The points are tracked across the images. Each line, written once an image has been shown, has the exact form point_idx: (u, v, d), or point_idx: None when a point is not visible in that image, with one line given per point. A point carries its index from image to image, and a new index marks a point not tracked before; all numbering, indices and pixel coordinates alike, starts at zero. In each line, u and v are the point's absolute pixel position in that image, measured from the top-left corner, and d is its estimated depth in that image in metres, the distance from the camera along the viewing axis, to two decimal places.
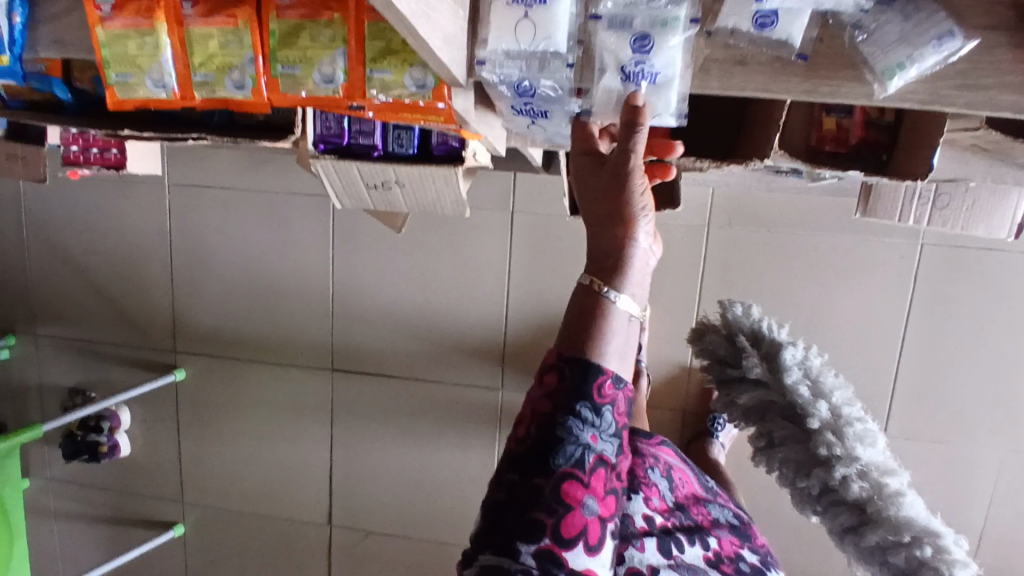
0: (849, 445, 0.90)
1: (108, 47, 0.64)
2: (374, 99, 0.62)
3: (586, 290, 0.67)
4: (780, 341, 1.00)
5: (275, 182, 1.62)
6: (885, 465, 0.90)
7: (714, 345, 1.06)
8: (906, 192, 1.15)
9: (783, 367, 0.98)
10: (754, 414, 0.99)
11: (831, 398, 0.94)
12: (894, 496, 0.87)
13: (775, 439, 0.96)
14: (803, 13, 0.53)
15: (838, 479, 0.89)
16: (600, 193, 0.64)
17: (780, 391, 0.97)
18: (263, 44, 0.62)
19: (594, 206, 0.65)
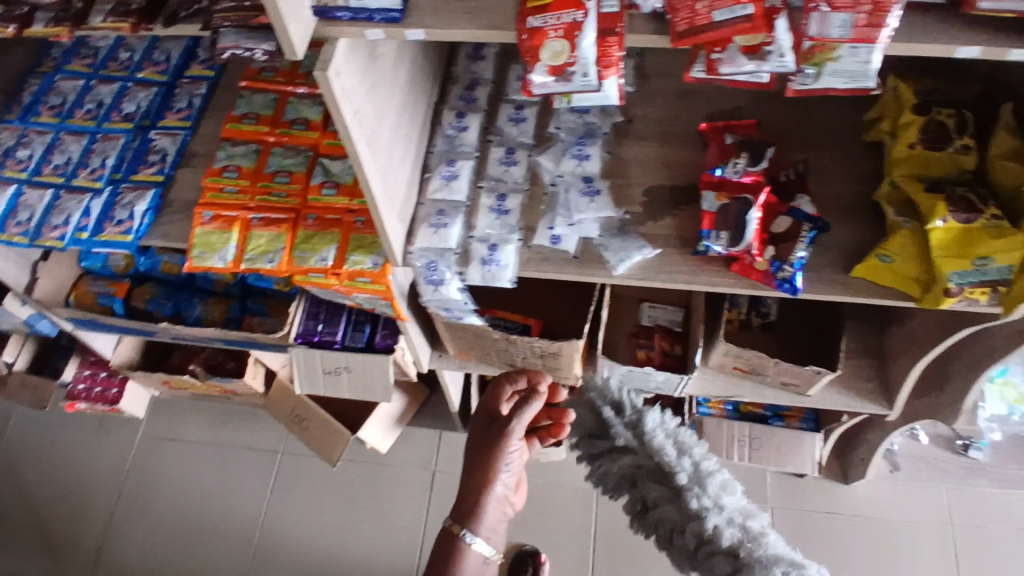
0: (716, 495, 0.67)
1: (199, 237, 1.12)
2: (348, 271, 1.09)
3: (449, 535, 0.99)
4: (641, 405, 0.75)
5: (237, 437, 1.92)
6: (746, 507, 0.69)
7: (580, 421, 0.78)
8: (727, 435, 1.59)
9: (648, 434, 0.72)
10: (618, 483, 0.73)
11: (694, 453, 0.70)
12: (758, 536, 0.65)
13: (647, 505, 0.70)
14: (573, 236, 1.07)
15: (712, 534, 0.65)
16: (488, 440, 1.06)
17: (647, 451, 0.71)
18: (290, 241, 1.11)
19: (485, 446, 1.05)
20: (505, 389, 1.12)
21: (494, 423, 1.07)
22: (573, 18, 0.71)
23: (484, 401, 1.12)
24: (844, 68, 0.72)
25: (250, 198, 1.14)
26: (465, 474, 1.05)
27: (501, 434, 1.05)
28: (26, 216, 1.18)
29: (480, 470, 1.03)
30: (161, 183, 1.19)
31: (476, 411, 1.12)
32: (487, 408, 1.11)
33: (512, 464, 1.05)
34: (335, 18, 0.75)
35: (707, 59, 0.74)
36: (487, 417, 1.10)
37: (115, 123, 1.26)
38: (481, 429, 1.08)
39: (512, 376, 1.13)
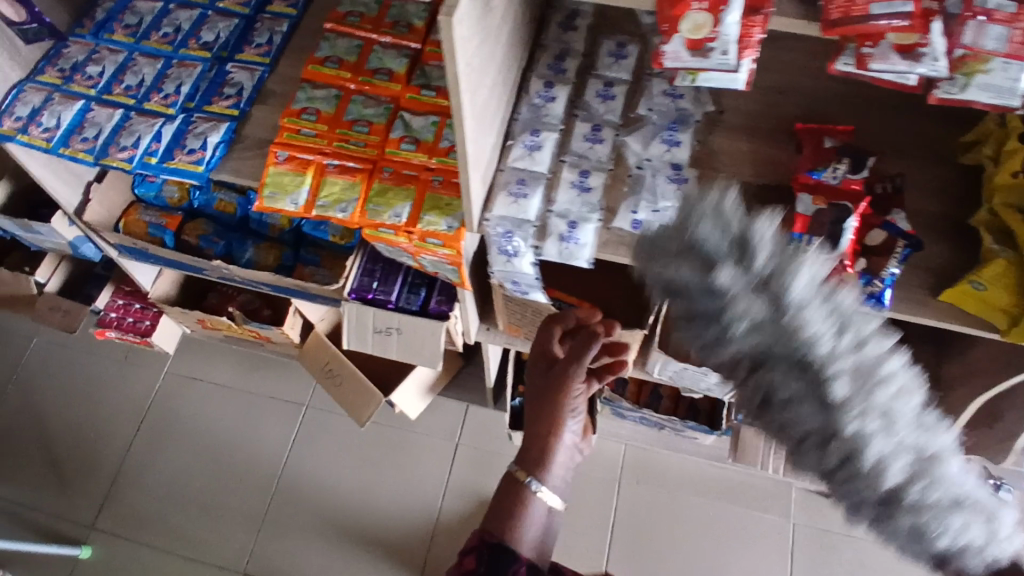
0: (884, 407, 0.52)
1: (272, 177, 1.09)
2: (421, 231, 1.07)
3: (516, 478, 1.03)
4: (761, 247, 0.52)
5: (262, 385, 1.91)
6: (921, 417, 0.53)
7: (665, 273, 0.55)
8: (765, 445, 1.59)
9: (793, 302, 0.52)
10: (739, 372, 0.55)
11: (854, 325, 0.52)
12: (935, 462, 0.52)
13: (781, 408, 0.54)
14: (657, 224, 1.04)
15: (869, 459, 0.52)
16: (546, 388, 1.03)
17: (787, 330, 0.51)
18: (364, 193, 1.08)
19: (546, 394, 1.02)
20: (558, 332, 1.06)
21: (552, 371, 1.03)
22: None
23: (534, 350, 1.08)
24: (994, 83, 0.68)
25: (327, 144, 1.11)
26: (529, 417, 1.05)
27: (559, 384, 1.01)
28: (93, 134, 1.15)
29: (543, 418, 1.02)
30: (236, 117, 1.15)
31: (530, 360, 1.08)
32: (541, 354, 1.06)
33: (575, 408, 1.02)
34: None
35: (856, 53, 0.69)
36: (543, 363, 1.05)
37: (191, 49, 1.22)
38: (538, 377, 1.05)
39: (565, 316, 1.07)
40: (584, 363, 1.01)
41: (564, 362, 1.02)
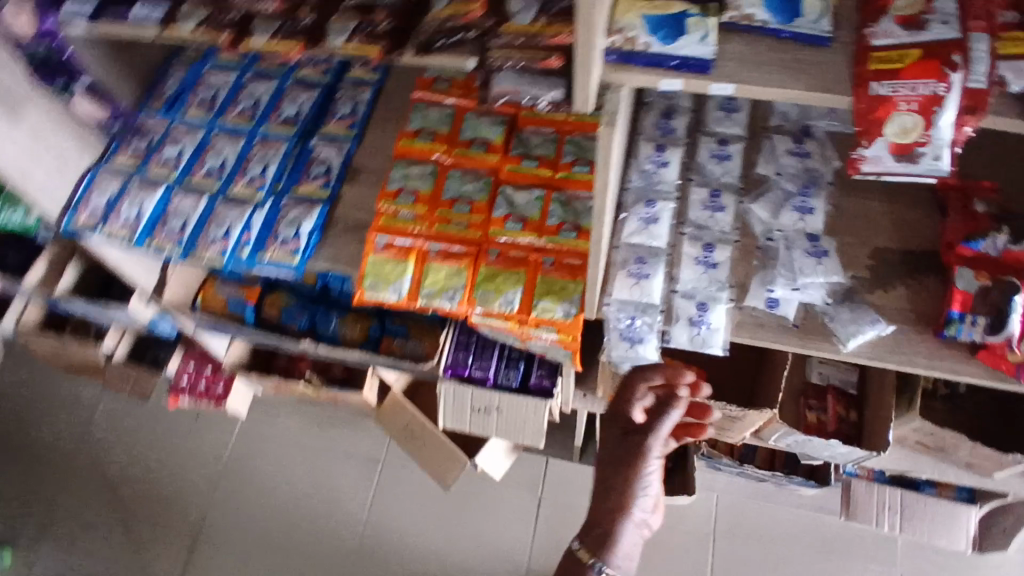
0: None
1: (372, 266, 1.03)
2: (535, 318, 1.00)
3: (576, 555, 0.91)
4: None
5: (336, 441, 1.85)
6: None
7: None
8: (877, 499, 1.47)
9: None
10: None
11: None
12: None
13: None
14: (793, 300, 0.95)
15: None
16: (622, 454, 0.95)
17: None
18: (471, 278, 1.02)
19: (620, 466, 0.94)
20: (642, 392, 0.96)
21: (630, 438, 0.96)
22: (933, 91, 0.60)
23: (610, 410, 0.99)
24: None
25: (427, 226, 1.05)
26: (598, 490, 0.95)
27: (637, 452, 0.94)
28: (180, 224, 1.10)
29: (617, 486, 0.93)
30: (327, 199, 1.10)
31: (606, 420, 1.00)
32: (618, 417, 0.97)
33: (651, 484, 0.94)
34: (629, 60, 0.62)
35: None
36: (620, 427, 0.98)
37: (273, 126, 1.16)
38: (616, 441, 0.97)
39: (651, 372, 0.96)
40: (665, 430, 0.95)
41: (644, 426, 0.95)
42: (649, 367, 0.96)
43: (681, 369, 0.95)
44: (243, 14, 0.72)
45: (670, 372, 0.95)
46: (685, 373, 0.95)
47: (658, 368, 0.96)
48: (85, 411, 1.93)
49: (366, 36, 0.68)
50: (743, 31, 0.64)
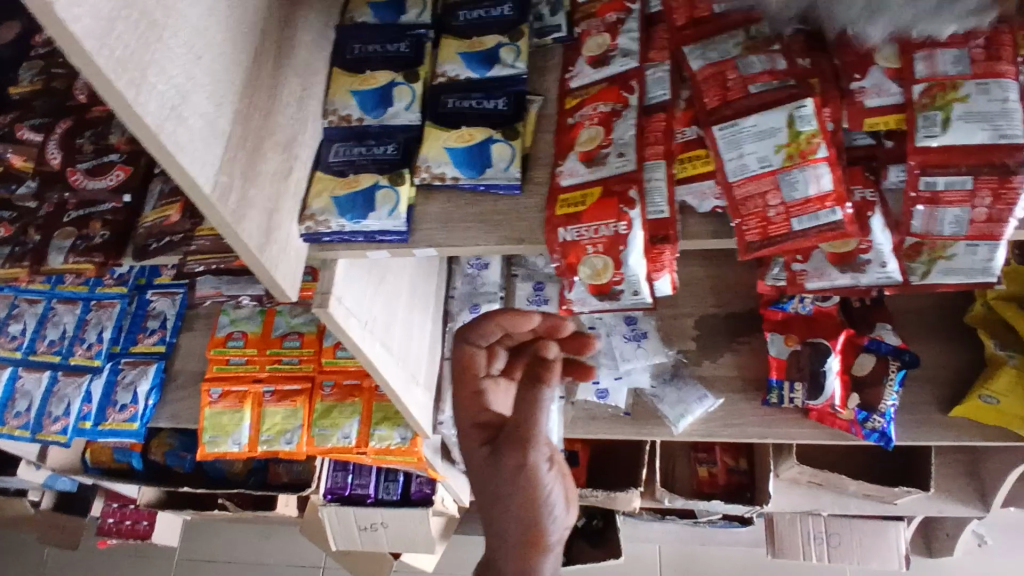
0: None
1: (210, 419, 1.02)
2: (374, 448, 0.99)
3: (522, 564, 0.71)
4: None
5: (273, 553, 1.79)
6: None
7: None
8: (802, 532, 1.43)
9: None
10: None
11: None
12: None
13: None
14: (622, 389, 0.94)
15: None
16: (499, 474, 0.71)
17: None
18: (309, 416, 1.01)
19: (494, 489, 0.71)
20: (478, 360, 0.84)
21: (500, 453, 0.73)
22: (615, 231, 0.58)
23: (464, 406, 0.81)
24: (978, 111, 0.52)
25: (260, 368, 1.03)
26: (486, 503, 0.72)
27: (510, 467, 0.71)
28: (25, 406, 1.08)
29: (501, 505, 0.70)
30: (164, 354, 1.10)
31: (462, 418, 0.80)
32: (476, 416, 0.79)
33: (552, 481, 0.71)
34: (325, 241, 0.63)
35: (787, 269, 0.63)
36: (481, 435, 0.77)
37: (107, 287, 1.15)
38: (487, 461, 0.74)
39: (483, 332, 0.84)
40: (545, 427, 0.72)
41: (517, 425, 0.72)
42: (478, 332, 0.84)
43: (523, 315, 0.82)
44: None
45: (510, 321, 0.82)
46: (563, 324, 0.83)
47: (496, 320, 0.83)
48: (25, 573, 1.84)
49: (78, 251, 0.69)
50: (439, 190, 0.64)
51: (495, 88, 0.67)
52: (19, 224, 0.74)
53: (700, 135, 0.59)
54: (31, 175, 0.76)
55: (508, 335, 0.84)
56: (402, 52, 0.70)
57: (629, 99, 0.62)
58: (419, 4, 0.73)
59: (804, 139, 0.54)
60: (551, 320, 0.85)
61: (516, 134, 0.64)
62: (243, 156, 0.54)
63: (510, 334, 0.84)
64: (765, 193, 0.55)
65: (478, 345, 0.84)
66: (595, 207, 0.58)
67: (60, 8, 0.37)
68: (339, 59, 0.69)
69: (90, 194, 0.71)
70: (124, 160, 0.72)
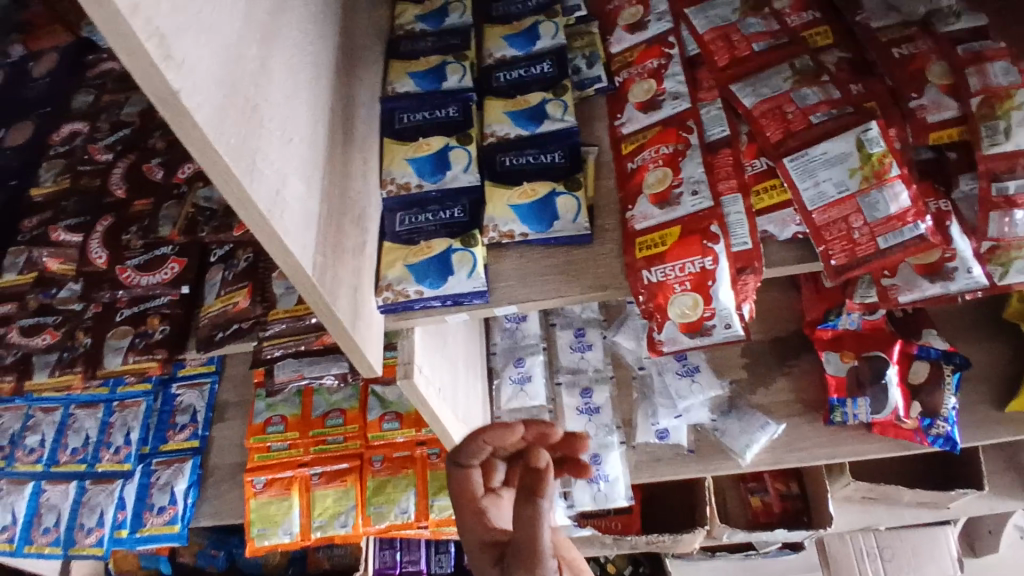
0: None
1: (256, 511, 0.97)
2: (435, 519, 0.95)
3: None
4: None
5: None
6: None
7: None
8: (854, 552, 1.41)
9: None
10: None
11: None
12: None
13: None
14: (682, 427, 0.93)
15: None
16: None
17: None
18: (361, 495, 0.97)
19: None
20: (473, 479, 0.61)
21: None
22: (701, 266, 0.58)
23: (463, 536, 0.60)
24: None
25: (303, 450, 0.99)
26: None
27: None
28: (53, 521, 1.02)
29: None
30: (198, 449, 1.05)
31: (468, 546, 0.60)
32: (484, 537, 0.59)
33: None
34: (404, 310, 0.62)
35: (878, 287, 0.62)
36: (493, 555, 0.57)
37: (129, 385, 1.10)
38: None
39: (467, 449, 0.61)
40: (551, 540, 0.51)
41: (516, 545, 0.52)
42: (465, 446, 0.61)
43: (508, 427, 0.60)
44: (22, 353, 0.75)
45: (495, 435, 0.60)
46: (549, 428, 0.61)
47: (477, 440, 0.60)
48: None
49: (139, 350, 0.72)
50: (510, 247, 0.64)
51: (550, 142, 0.68)
52: (66, 328, 0.75)
53: (773, 166, 0.60)
54: (72, 277, 0.74)
55: (499, 447, 0.61)
56: (452, 116, 0.72)
57: (689, 138, 0.63)
58: (459, 70, 0.75)
59: (876, 160, 0.56)
60: (535, 426, 0.62)
61: (579, 186, 0.64)
62: (330, 232, 0.54)
63: (498, 447, 0.61)
64: (847, 216, 0.56)
65: (473, 462, 0.61)
66: (676, 246, 0.59)
67: (185, 98, 0.37)
68: (389, 131, 0.70)
69: (148, 288, 0.73)
70: (176, 253, 0.74)
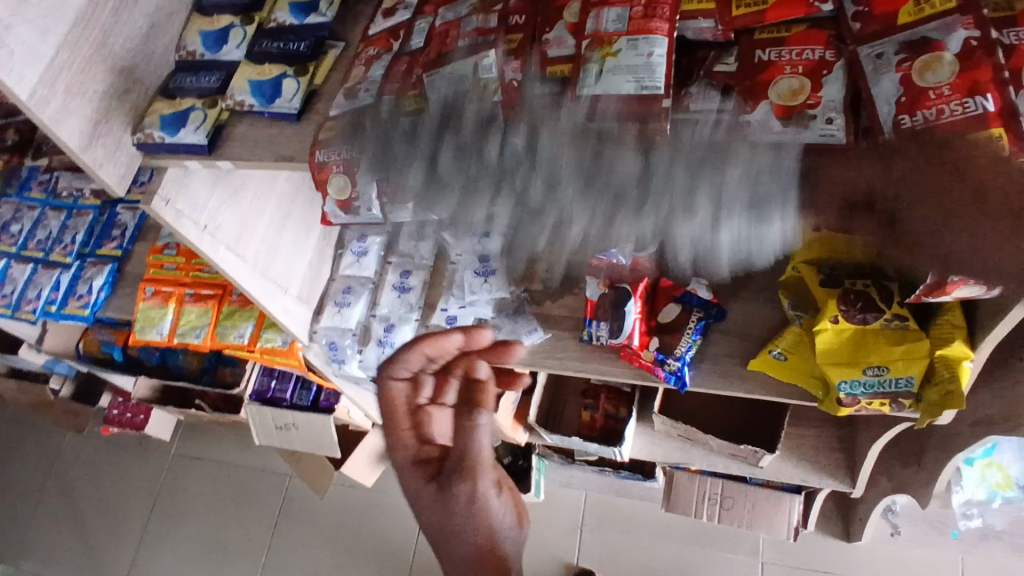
0: None
1: (141, 311, 1.20)
2: (262, 347, 1.15)
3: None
4: None
5: (250, 458, 2.00)
6: None
7: None
8: (697, 493, 1.47)
9: None
10: None
11: None
12: None
13: None
14: (466, 318, 1.04)
15: None
16: (446, 516, 0.61)
17: None
18: (216, 317, 1.19)
19: (448, 528, 0.61)
20: (399, 392, 0.71)
21: (450, 492, 0.61)
22: (350, 153, 0.69)
23: (399, 445, 0.67)
24: (625, 64, 0.58)
25: (185, 273, 1.21)
26: (441, 522, 0.61)
27: (461, 502, 0.61)
28: (10, 288, 1.33)
29: (456, 548, 0.61)
30: (118, 257, 1.31)
31: (399, 458, 0.66)
32: (416, 453, 0.65)
33: (501, 510, 0.64)
34: (155, 150, 0.78)
35: None
36: (425, 469, 0.64)
37: (86, 198, 1.36)
38: (431, 500, 0.62)
39: (404, 363, 0.74)
40: (487, 452, 0.65)
41: (458, 456, 0.63)
42: (399, 365, 0.74)
43: (444, 336, 0.75)
44: None
45: (432, 346, 0.74)
46: (481, 335, 0.79)
47: (417, 351, 0.75)
48: (55, 449, 2.18)
49: None
50: (244, 116, 0.78)
51: (304, 32, 0.79)
52: None
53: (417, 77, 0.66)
54: None
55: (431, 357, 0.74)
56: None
57: (393, 45, 0.73)
58: None
59: (485, 86, 0.62)
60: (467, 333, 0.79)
61: (304, 73, 0.76)
62: (66, 76, 0.69)
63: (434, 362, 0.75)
64: None
65: (398, 376, 0.73)
66: (339, 134, 0.70)
67: None
68: (197, 5, 0.84)
69: None
70: None
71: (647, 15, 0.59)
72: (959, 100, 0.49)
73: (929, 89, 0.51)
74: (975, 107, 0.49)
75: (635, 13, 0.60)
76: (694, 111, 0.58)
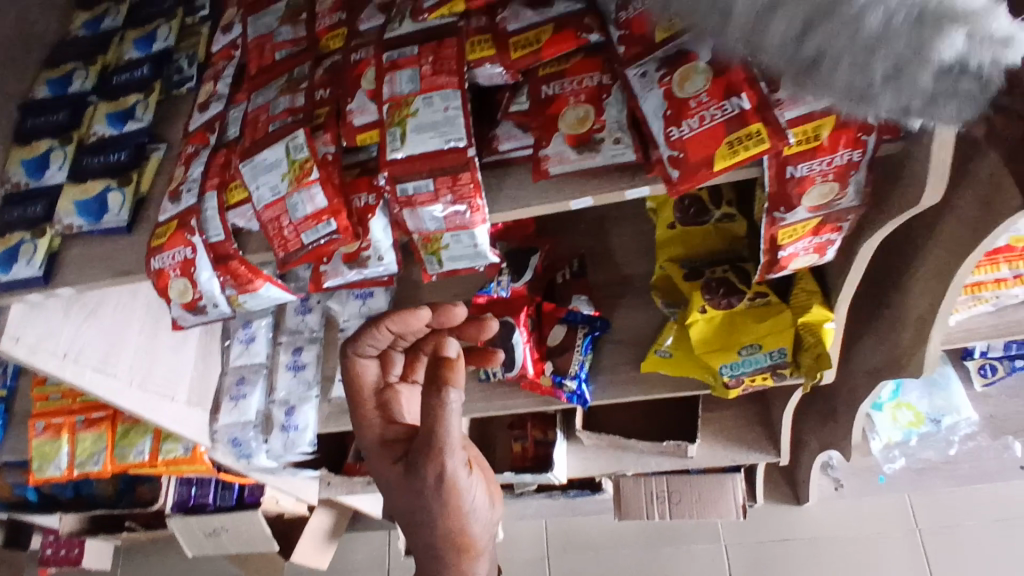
0: None
1: (35, 448, 1.12)
2: (165, 460, 1.12)
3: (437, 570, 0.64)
4: None
5: (201, 565, 1.90)
6: None
7: None
8: (644, 495, 1.48)
9: None
10: None
11: None
12: None
13: None
14: None
15: None
16: (411, 489, 0.64)
17: None
18: (113, 439, 1.14)
19: (414, 508, 0.64)
20: (370, 372, 0.75)
21: (414, 469, 0.64)
22: (184, 255, 0.69)
23: (368, 421, 0.72)
24: (425, 122, 0.59)
25: (73, 401, 1.15)
26: (410, 508, 0.65)
27: (430, 484, 0.63)
28: None
29: (425, 524, 0.64)
30: (3, 397, 1.23)
31: (367, 437, 0.71)
32: (383, 433, 0.71)
33: (470, 487, 0.64)
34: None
35: (316, 272, 0.71)
36: (392, 451, 0.68)
37: None
38: (399, 479, 0.65)
39: (371, 339, 0.74)
40: (458, 429, 0.62)
41: (423, 436, 0.63)
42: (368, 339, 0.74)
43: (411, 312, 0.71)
44: None
45: (398, 321, 0.72)
46: (454, 309, 0.72)
47: (382, 326, 0.72)
48: None
49: None
50: (78, 237, 0.76)
51: (124, 141, 0.78)
52: None
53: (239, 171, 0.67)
54: None
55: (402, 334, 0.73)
56: (60, 119, 0.82)
57: (211, 138, 0.73)
58: (83, 74, 0.85)
59: (300, 166, 0.63)
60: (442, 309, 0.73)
61: (128, 182, 0.75)
62: None
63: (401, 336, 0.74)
64: (279, 216, 0.64)
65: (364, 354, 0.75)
66: (169, 239, 0.69)
67: None
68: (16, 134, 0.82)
69: None
70: None
71: (436, 71, 0.61)
72: (717, 105, 0.53)
73: (690, 98, 0.54)
74: (733, 107, 0.52)
75: (425, 71, 0.61)
76: (505, 152, 0.62)
